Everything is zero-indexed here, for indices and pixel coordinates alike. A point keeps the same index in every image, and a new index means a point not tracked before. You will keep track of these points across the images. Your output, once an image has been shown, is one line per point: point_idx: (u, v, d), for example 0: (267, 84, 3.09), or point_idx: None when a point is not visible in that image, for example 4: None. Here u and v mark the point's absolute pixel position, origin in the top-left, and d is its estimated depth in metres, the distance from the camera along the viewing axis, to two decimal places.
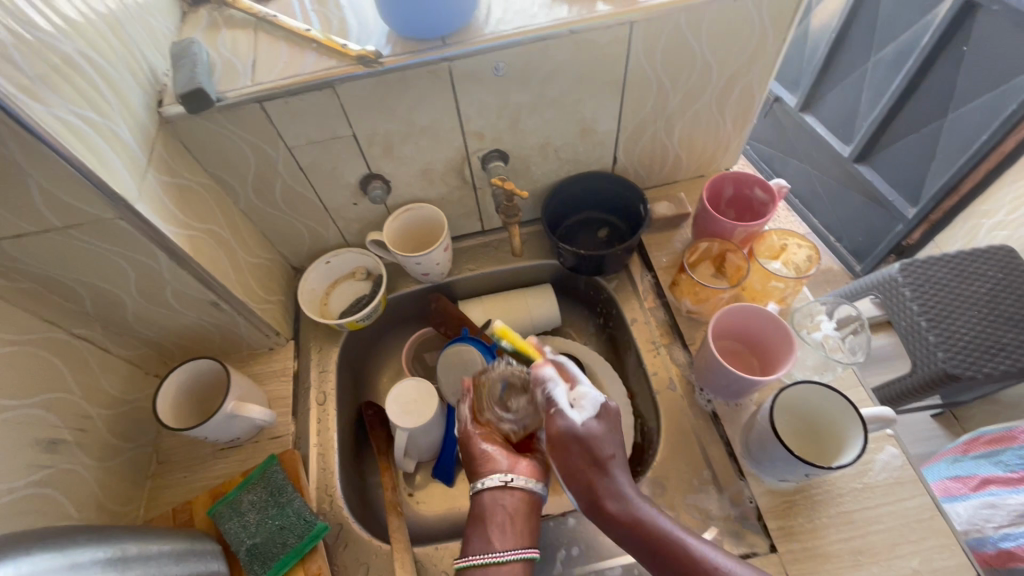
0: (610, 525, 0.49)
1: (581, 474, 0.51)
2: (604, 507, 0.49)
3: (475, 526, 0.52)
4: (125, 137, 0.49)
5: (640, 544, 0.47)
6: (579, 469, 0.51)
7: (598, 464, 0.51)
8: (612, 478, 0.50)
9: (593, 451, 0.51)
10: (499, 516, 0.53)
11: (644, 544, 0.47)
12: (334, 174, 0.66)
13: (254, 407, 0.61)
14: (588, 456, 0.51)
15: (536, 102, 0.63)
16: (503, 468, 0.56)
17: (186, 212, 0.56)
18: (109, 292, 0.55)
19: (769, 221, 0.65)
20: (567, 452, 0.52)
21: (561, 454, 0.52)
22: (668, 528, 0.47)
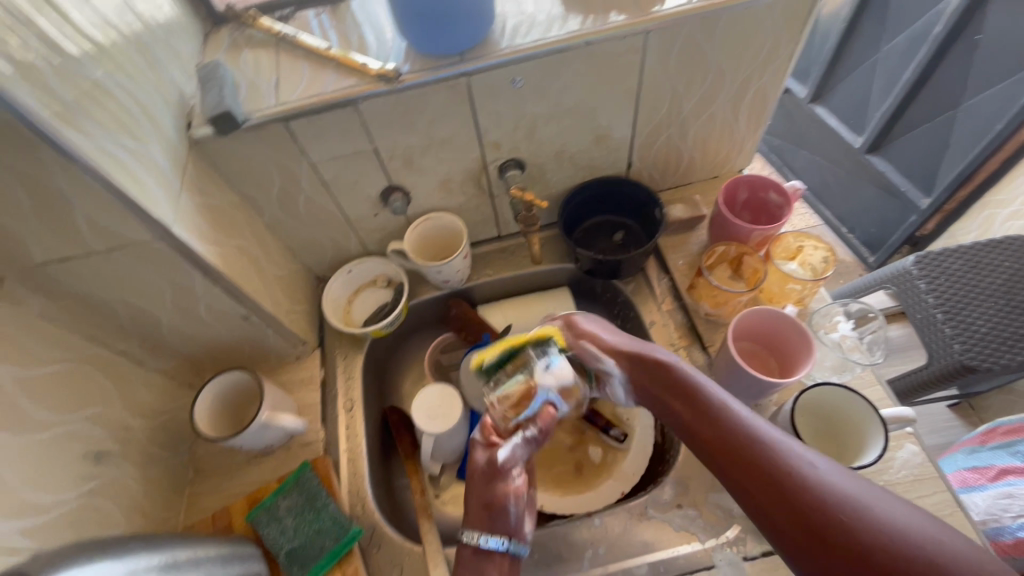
0: (692, 425, 0.49)
1: (662, 390, 0.53)
2: (687, 421, 0.49)
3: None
4: (158, 160, 0.50)
5: (721, 443, 0.46)
6: (660, 386, 0.53)
7: (673, 368, 0.53)
8: (701, 385, 0.50)
9: (676, 365, 0.53)
10: (491, 569, 0.49)
11: (710, 444, 0.47)
12: (356, 187, 0.67)
13: (286, 416, 0.63)
14: (656, 377, 0.54)
15: (552, 111, 0.64)
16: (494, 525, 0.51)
17: (217, 230, 0.57)
18: (146, 308, 0.57)
19: (785, 224, 0.66)
20: (660, 373, 0.53)
21: (636, 368, 0.56)
22: (759, 433, 0.45)
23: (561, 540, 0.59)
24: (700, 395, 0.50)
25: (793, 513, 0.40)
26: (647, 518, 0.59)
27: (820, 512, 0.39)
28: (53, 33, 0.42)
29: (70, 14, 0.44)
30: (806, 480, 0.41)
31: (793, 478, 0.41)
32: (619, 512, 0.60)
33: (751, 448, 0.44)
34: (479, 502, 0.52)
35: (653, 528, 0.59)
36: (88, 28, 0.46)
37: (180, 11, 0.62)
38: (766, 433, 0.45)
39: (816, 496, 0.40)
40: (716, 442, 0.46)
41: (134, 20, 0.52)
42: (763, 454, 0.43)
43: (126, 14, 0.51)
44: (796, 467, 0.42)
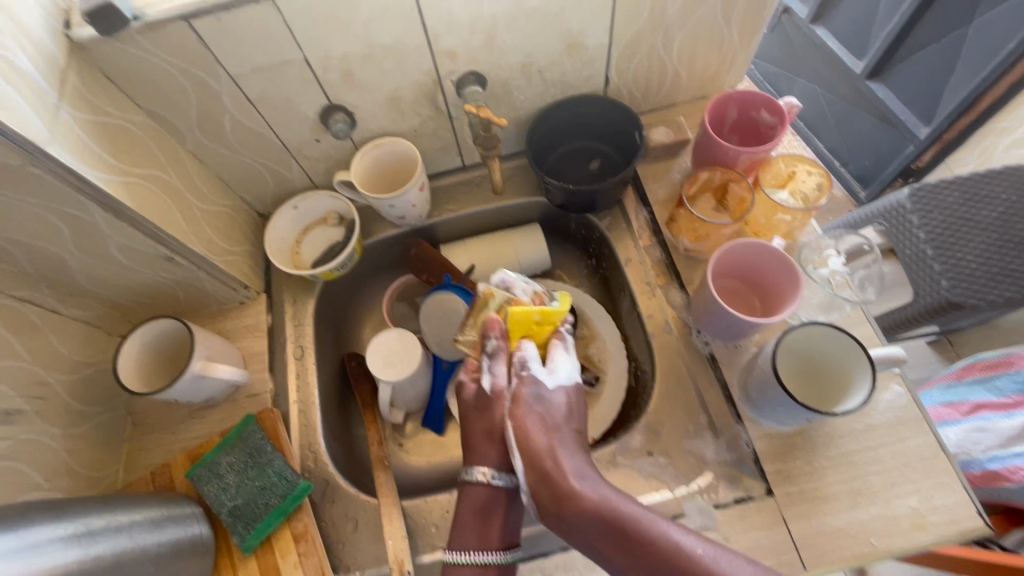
0: (572, 506, 0.40)
1: (552, 506, 0.41)
2: (591, 514, 0.39)
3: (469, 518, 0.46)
4: (23, 66, 0.41)
5: (612, 543, 0.38)
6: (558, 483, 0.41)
7: (545, 424, 0.45)
8: (581, 484, 0.41)
9: (546, 443, 0.44)
10: (497, 513, 0.46)
11: (611, 532, 0.38)
12: (289, 106, 0.58)
13: (222, 366, 0.57)
14: (546, 421, 0.46)
15: (514, 12, 0.54)
16: (498, 457, 0.48)
17: (117, 156, 0.49)
18: (46, 249, 0.50)
19: (777, 146, 0.58)
20: (549, 465, 0.42)
21: (530, 422, 0.45)
22: (642, 518, 0.38)
23: None
24: (574, 494, 0.40)
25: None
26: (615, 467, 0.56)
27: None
28: None
29: None
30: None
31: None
32: None
33: (645, 539, 0.36)
34: (478, 434, 0.49)
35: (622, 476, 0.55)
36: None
37: None
38: (654, 524, 0.37)
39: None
40: (606, 527, 0.38)
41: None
42: (646, 542, 0.36)
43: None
44: (705, 565, 0.34)
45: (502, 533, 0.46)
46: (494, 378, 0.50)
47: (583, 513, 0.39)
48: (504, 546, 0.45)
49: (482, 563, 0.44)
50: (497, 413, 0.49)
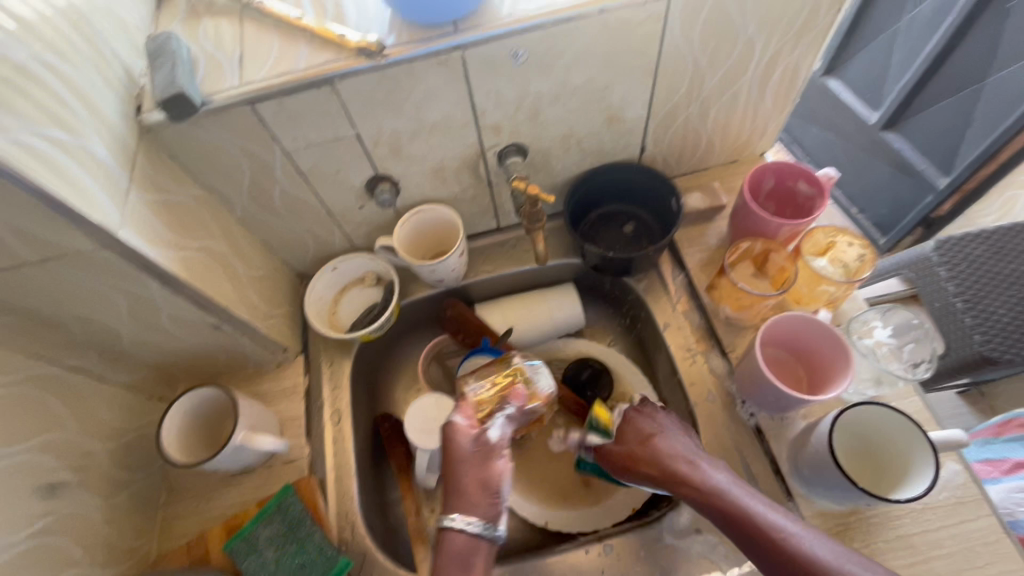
0: (674, 484, 0.48)
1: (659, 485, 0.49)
2: (694, 494, 0.47)
3: (451, 567, 0.43)
4: (101, 154, 0.42)
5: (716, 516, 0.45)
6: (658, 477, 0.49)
7: (646, 412, 0.53)
8: (683, 467, 0.48)
9: (648, 437, 0.51)
10: (479, 560, 0.44)
11: (722, 517, 0.45)
12: (338, 177, 0.60)
13: (265, 436, 0.57)
14: (639, 433, 0.52)
15: (559, 90, 0.56)
16: (477, 505, 0.46)
17: (176, 231, 0.50)
18: (100, 320, 0.51)
19: (818, 217, 0.59)
20: (652, 457, 0.50)
21: (634, 429, 0.52)
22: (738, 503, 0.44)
23: (570, 568, 0.55)
24: (676, 478, 0.48)
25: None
26: (663, 545, 0.54)
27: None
28: None
29: None
30: (793, 551, 0.40)
31: (771, 553, 0.41)
32: (632, 537, 0.55)
33: (742, 519, 0.43)
34: (466, 482, 0.47)
35: (670, 556, 0.54)
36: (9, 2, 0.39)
37: None
38: (749, 504, 0.44)
39: (803, 562, 0.40)
40: (710, 507, 0.46)
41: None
42: (742, 520, 0.43)
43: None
44: (791, 540, 0.41)
45: None
46: (501, 436, 0.50)
47: (687, 496, 0.47)
48: None
49: None
50: (492, 468, 0.48)
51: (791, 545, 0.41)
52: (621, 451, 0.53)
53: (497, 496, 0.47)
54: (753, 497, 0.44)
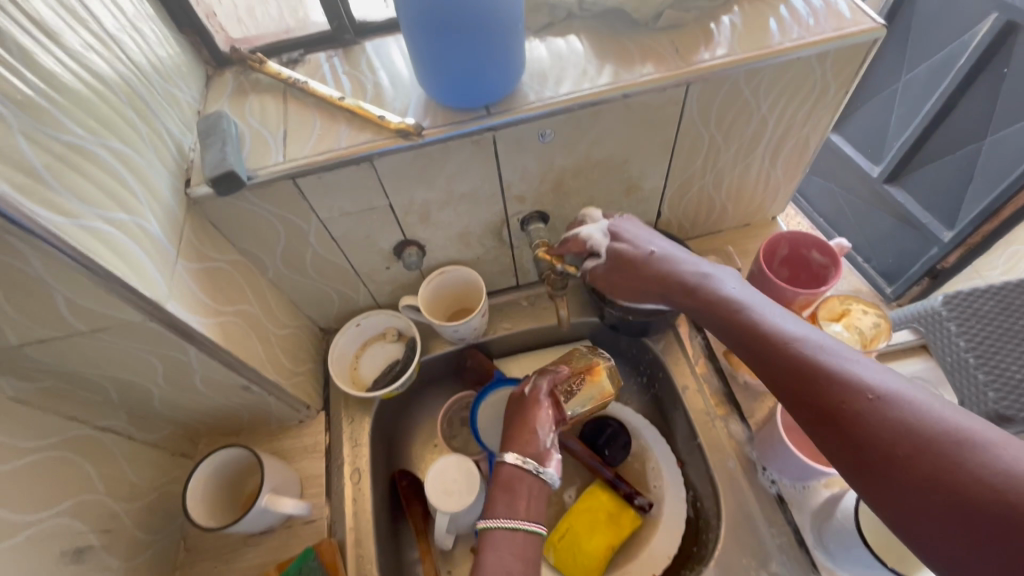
0: (769, 354, 0.44)
1: (744, 342, 0.47)
2: (779, 382, 0.43)
3: (499, 490, 0.53)
4: (153, 230, 0.45)
5: (796, 405, 0.42)
6: (736, 320, 0.48)
7: (742, 309, 0.48)
8: (773, 329, 0.45)
9: (731, 302, 0.49)
10: (523, 488, 0.53)
11: (813, 392, 0.41)
12: (368, 242, 0.62)
13: (289, 500, 0.57)
14: (715, 295, 0.50)
15: (582, 164, 0.59)
16: (525, 443, 0.55)
17: (215, 298, 0.52)
18: (136, 383, 0.52)
19: (834, 285, 0.61)
20: (739, 320, 0.48)
21: (653, 277, 0.55)
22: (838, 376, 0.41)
23: None
24: (765, 333, 0.45)
25: (882, 421, 0.37)
26: None
27: (913, 432, 0.36)
28: (34, 99, 0.36)
29: (60, 74, 0.39)
30: (886, 401, 0.38)
31: (853, 415, 0.38)
32: None
33: (838, 399, 0.39)
34: (515, 429, 0.58)
35: None
36: (54, 70, 0.38)
37: (180, 54, 0.56)
38: (846, 359, 0.41)
39: (894, 429, 0.37)
40: (793, 374, 0.42)
41: (120, 64, 0.46)
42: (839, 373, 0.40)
43: (112, 59, 0.45)
44: (887, 393, 0.38)
45: (531, 507, 0.52)
46: (539, 387, 0.60)
47: (772, 365, 0.44)
48: (531, 519, 0.51)
49: (510, 527, 0.50)
50: (532, 413, 0.58)
51: (898, 411, 0.37)
52: (704, 310, 0.51)
53: (536, 435, 0.56)
54: (856, 361, 0.41)
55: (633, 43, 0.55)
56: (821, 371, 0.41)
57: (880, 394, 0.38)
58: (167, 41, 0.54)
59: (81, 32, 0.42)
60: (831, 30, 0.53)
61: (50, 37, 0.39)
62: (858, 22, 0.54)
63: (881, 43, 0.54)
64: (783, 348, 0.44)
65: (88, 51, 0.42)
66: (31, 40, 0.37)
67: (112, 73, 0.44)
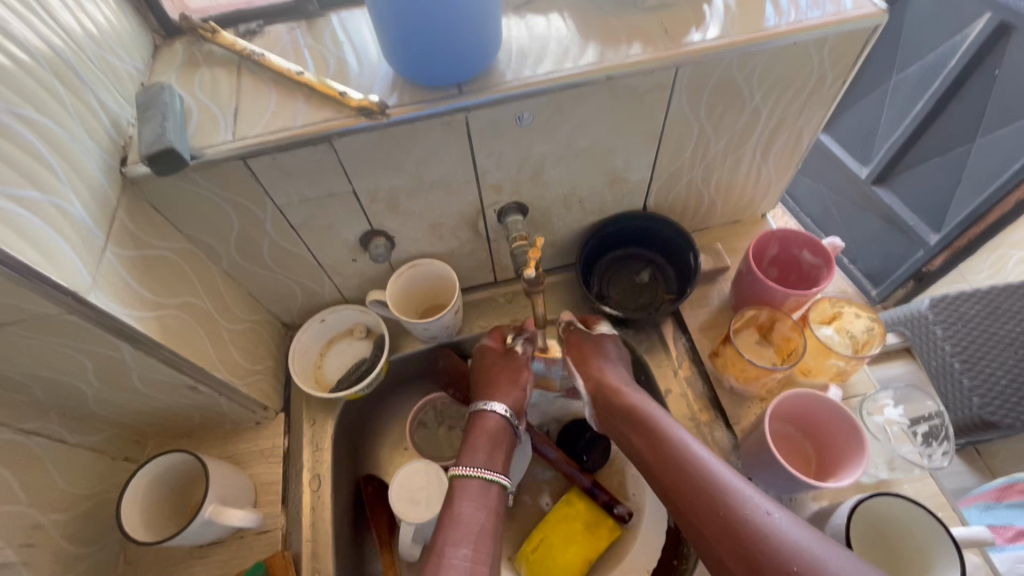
0: (647, 449, 0.53)
1: (657, 460, 0.51)
2: (682, 509, 0.48)
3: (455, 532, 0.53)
4: (75, 213, 0.40)
5: (686, 503, 0.48)
6: (625, 422, 0.56)
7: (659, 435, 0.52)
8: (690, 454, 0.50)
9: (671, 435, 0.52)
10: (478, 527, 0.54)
11: (694, 495, 0.48)
12: (331, 231, 0.57)
13: (236, 511, 0.52)
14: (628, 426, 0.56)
15: (563, 152, 0.55)
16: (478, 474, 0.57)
17: (154, 289, 0.47)
18: (65, 382, 0.47)
19: (827, 287, 0.58)
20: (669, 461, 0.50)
21: (611, 397, 0.58)
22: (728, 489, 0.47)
23: None
24: (659, 432, 0.52)
25: (733, 557, 0.44)
26: None
27: (772, 566, 0.41)
28: None
29: None
30: (762, 544, 0.43)
31: (735, 530, 0.44)
32: None
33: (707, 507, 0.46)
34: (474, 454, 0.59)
35: None
36: None
37: (122, 20, 0.51)
38: (748, 498, 0.46)
39: (768, 551, 0.42)
40: (657, 468, 0.51)
41: (38, 24, 0.40)
42: (720, 514, 0.45)
43: (23, 14, 0.39)
44: (764, 528, 0.43)
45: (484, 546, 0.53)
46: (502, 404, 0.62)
47: (680, 497, 0.49)
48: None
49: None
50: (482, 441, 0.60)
51: (769, 539, 0.43)
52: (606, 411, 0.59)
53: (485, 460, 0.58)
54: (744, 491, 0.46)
55: (620, 22, 0.51)
56: (699, 474, 0.48)
57: (757, 526, 0.44)
58: (106, 3, 0.49)
59: None
60: (830, 14, 0.50)
61: None
62: (859, 6, 0.50)
63: (883, 29, 0.51)
64: (653, 441, 0.52)
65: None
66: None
67: (26, 32, 0.39)
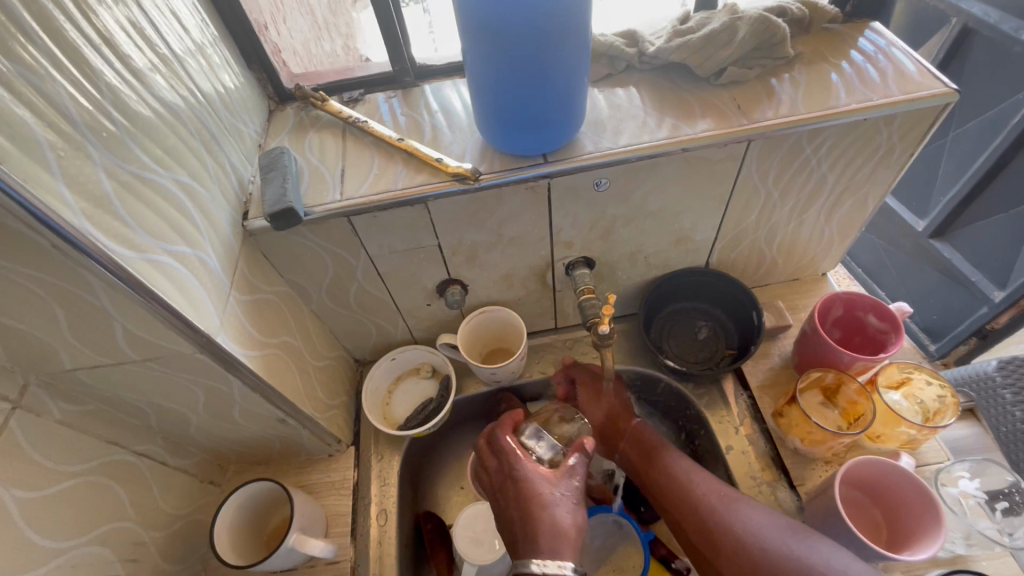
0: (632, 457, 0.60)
1: (658, 469, 0.57)
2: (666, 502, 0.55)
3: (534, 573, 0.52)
4: (210, 263, 0.45)
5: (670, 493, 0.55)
6: (633, 447, 0.60)
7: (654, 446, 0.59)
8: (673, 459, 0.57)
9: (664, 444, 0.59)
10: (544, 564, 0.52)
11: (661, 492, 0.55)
12: (413, 278, 0.62)
13: (315, 541, 0.56)
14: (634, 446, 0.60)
15: (633, 214, 0.58)
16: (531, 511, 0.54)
17: (261, 330, 0.52)
18: (176, 410, 0.52)
19: (895, 352, 0.58)
20: (662, 464, 0.57)
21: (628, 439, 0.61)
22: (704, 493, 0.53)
23: None
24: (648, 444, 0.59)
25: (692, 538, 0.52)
26: None
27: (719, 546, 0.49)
28: (114, 135, 0.37)
29: (138, 111, 0.40)
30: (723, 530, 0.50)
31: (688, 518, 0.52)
32: None
33: (670, 499, 0.54)
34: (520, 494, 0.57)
35: None
36: (133, 106, 0.40)
37: (247, 90, 0.58)
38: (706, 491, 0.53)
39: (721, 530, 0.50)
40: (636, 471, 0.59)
41: (192, 99, 0.47)
42: (682, 503, 0.53)
43: (183, 93, 0.46)
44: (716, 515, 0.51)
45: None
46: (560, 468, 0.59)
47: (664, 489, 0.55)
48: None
49: None
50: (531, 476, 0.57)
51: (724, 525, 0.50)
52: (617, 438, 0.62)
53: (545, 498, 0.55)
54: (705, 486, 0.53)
55: (693, 97, 0.55)
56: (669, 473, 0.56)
57: (716, 512, 0.51)
58: (236, 76, 0.56)
59: (159, 68, 0.44)
60: (900, 93, 0.52)
61: (136, 75, 0.41)
62: (930, 85, 0.52)
63: (953, 107, 0.52)
64: (638, 448, 0.60)
65: (166, 88, 0.44)
66: (115, 76, 0.39)
67: (185, 107, 0.46)
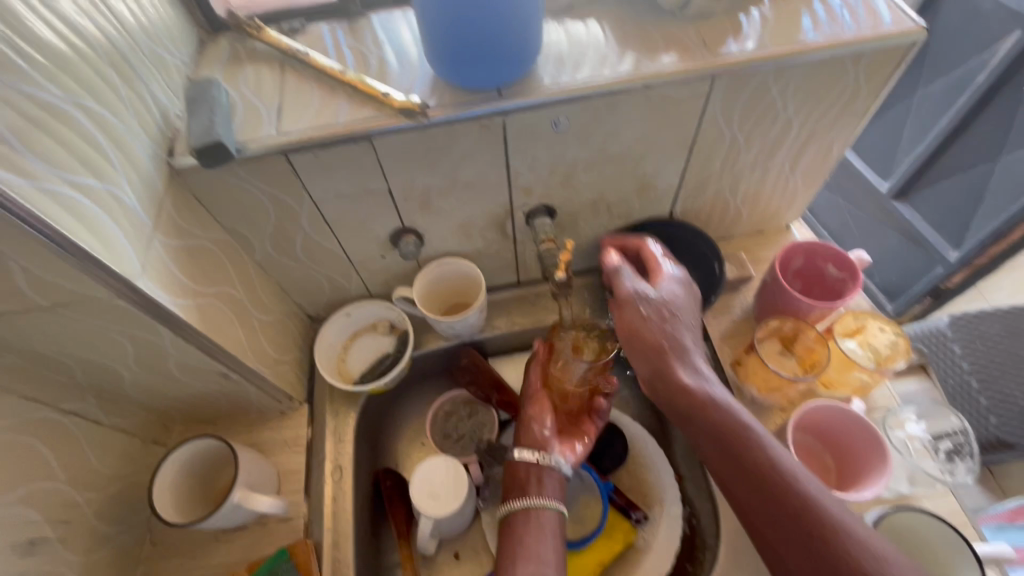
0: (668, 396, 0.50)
1: (707, 417, 0.48)
2: (729, 462, 0.46)
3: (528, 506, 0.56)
4: (127, 201, 0.41)
5: (775, 503, 0.44)
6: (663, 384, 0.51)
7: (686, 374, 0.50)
8: (778, 461, 0.45)
9: (744, 425, 0.47)
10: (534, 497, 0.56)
11: (712, 441, 0.47)
12: (363, 227, 0.59)
13: (263, 497, 0.54)
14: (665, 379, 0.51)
15: (594, 157, 0.56)
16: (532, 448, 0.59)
17: (193, 277, 0.48)
18: (104, 364, 0.48)
19: (851, 300, 0.58)
20: (716, 412, 0.47)
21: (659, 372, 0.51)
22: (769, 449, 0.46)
23: None
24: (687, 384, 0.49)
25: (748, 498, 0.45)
26: None
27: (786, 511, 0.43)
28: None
29: (29, 22, 0.35)
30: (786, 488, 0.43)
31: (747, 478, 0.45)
32: None
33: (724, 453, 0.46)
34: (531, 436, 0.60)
35: None
36: (21, 15, 0.35)
37: (172, 14, 0.52)
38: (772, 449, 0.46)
39: (787, 494, 0.43)
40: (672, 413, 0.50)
41: (100, 16, 0.42)
42: (740, 457, 0.45)
43: (88, 7, 0.40)
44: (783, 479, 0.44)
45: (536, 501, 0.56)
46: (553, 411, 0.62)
47: (727, 448, 0.46)
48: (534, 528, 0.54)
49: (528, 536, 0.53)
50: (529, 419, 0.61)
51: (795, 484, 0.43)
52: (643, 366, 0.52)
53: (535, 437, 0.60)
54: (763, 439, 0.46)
55: (657, 31, 0.52)
56: (717, 416, 0.47)
57: (783, 468, 0.44)
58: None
59: None
60: (868, 30, 0.50)
61: None
62: (898, 22, 0.50)
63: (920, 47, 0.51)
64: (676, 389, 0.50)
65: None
66: None
67: (90, 24, 0.40)
